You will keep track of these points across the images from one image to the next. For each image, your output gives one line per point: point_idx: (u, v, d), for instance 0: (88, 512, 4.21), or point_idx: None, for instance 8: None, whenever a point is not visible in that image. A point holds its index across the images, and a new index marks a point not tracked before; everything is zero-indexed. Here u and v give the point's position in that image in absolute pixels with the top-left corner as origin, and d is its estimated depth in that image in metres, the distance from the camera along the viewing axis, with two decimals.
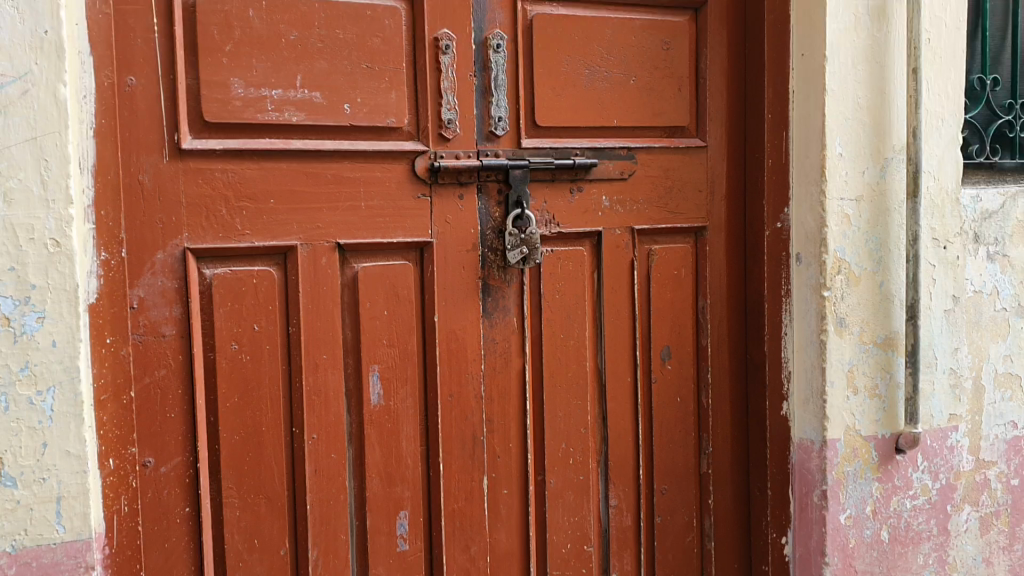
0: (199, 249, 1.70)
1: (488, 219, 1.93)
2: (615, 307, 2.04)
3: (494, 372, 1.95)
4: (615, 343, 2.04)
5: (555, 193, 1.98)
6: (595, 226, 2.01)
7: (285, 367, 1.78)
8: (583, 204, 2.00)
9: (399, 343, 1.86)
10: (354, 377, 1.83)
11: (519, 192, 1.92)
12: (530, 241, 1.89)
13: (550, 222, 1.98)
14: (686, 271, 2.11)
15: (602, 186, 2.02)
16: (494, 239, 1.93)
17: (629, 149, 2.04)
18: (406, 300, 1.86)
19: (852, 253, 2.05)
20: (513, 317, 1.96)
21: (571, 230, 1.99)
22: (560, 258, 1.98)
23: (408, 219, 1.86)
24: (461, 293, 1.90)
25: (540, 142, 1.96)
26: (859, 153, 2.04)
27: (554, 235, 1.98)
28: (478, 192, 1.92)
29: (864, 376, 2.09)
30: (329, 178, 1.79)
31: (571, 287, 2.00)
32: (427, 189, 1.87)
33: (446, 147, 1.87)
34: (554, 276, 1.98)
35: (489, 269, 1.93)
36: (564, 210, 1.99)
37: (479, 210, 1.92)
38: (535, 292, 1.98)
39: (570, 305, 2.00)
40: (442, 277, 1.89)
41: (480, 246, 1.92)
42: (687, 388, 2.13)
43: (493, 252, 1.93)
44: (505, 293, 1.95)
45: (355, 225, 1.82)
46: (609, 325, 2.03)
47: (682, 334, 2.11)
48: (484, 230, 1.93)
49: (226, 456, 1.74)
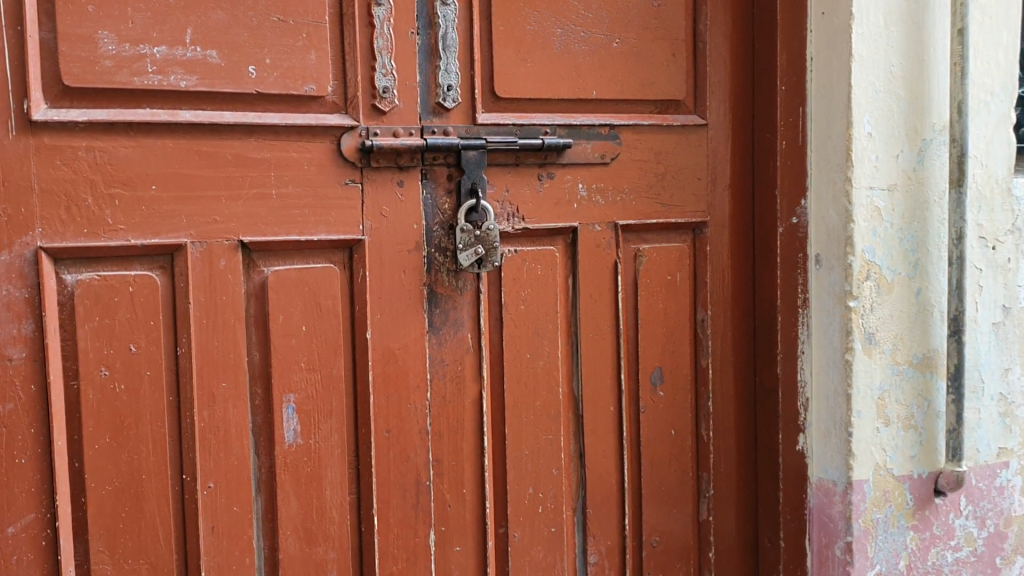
0: (56, 249, 1.33)
1: (436, 213, 1.56)
2: (595, 321, 1.66)
3: (444, 402, 1.58)
4: (595, 366, 1.67)
5: (520, 181, 1.60)
6: (570, 221, 1.63)
7: (173, 398, 1.41)
8: (554, 194, 1.62)
9: (321, 367, 1.49)
10: (263, 410, 1.47)
11: (475, 179, 1.55)
12: (490, 239, 1.54)
13: (513, 216, 1.59)
14: (683, 276, 1.74)
15: (579, 172, 1.64)
16: (444, 237, 1.56)
17: (611, 127, 1.66)
18: (330, 313, 1.49)
19: (883, 255, 1.67)
20: (467, 334, 1.58)
21: (539, 226, 1.61)
22: (527, 260, 1.60)
23: (332, 212, 1.48)
24: (400, 304, 1.53)
25: (502, 117, 1.58)
26: (892, 133, 1.67)
27: (519, 233, 1.60)
28: (423, 179, 1.54)
29: (898, 404, 1.71)
30: (230, 159, 1.42)
31: (540, 296, 1.62)
32: (357, 174, 1.50)
33: (382, 122, 1.50)
34: (518, 283, 1.60)
35: (437, 274, 1.56)
36: (531, 202, 1.60)
37: (424, 200, 1.54)
38: (495, 302, 1.60)
39: (539, 318, 1.62)
40: (376, 283, 1.51)
41: (426, 246, 1.55)
42: (683, 418, 1.76)
43: (442, 253, 1.56)
44: (457, 304, 1.57)
45: (263, 219, 1.44)
46: (586, 343, 1.65)
47: (677, 353, 1.74)
48: (431, 226, 1.55)
49: (94, 512, 1.37)
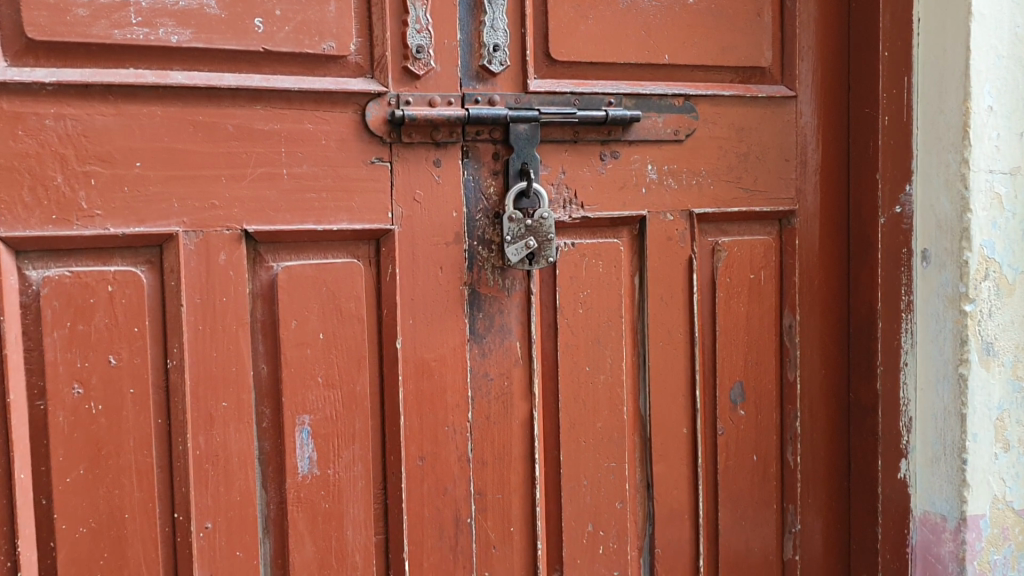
0: (17, 239, 1.08)
1: (479, 198, 1.30)
2: (664, 326, 1.40)
3: (488, 424, 1.32)
4: (664, 381, 1.41)
5: (578, 161, 1.34)
6: (637, 208, 1.38)
7: (162, 421, 1.16)
8: (619, 177, 1.36)
9: (340, 383, 1.23)
10: (272, 434, 1.21)
11: (526, 158, 1.30)
12: (543, 230, 1.27)
13: (570, 202, 1.33)
14: (767, 275, 1.48)
15: (648, 150, 1.38)
16: (489, 228, 1.30)
17: (685, 97, 1.40)
18: (352, 318, 1.23)
19: (1004, 249, 1.38)
20: (516, 342, 1.33)
21: (600, 215, 1.35)
22: (586, 255, 1.35)
23: (356, 196, 1.23)
24: (436, 307, 1.27)
25: (559, 84, 1.33)
26: (1017, 105, 1.37)
27: (577, 222, 1.34)
28: (464, 158, 1.28)
29: (1020, 426, 1.41)
30: (232, 131, 1.17)
31: (602, 298, 1.36)
32: (386, 150, 1.24)
33: (415, 89, 1.25)
34: (577, 282, 1.35)
35: (480, 272, 1.30)
36: (591, 186, 1.35)
37: (465, 184, 1.29)
38: (550, 304, 1.34)
39: (600, 324, 1.36)
40: (407, 282, 1.26)
41: (467, 238, 1.29)
42: (766, 442, 1.50)
43: (487, 247, 1.30)
44: (503, 307, 1.31)
45: (272, 204, 1.19)
46: (654, 354, 1.40)
47: (759, 365, 1.48)
48: (473, 214, 1.29)
49: (65, 561, 1.12)
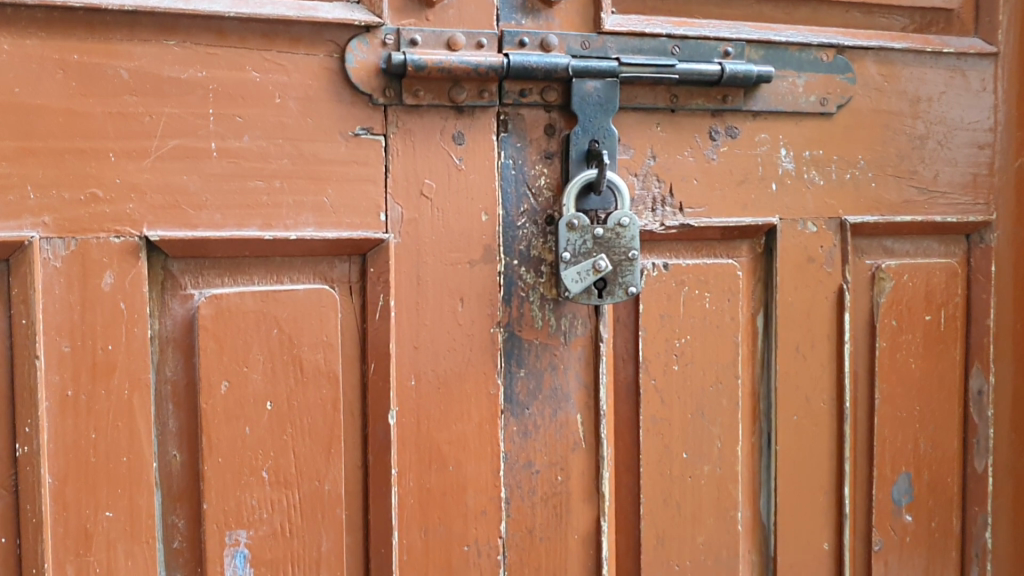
0: None
1: (523, 194, 0.84)
2: (796, 393, 0.94)
3: (532, 541, 0.86)
4: (797, 475, 0.95)
5: (676, 140, 0.88)
6: (762, 214, 0.91)
7: (8, 541, 0.72)
8: (737, 166, 0.90)
9: (298, 481, 0.78)
10: (188, 559, 0.77)
11: (596, 133, 0.83)
12: (622, 245, 0.82)
13: (663, 204, 0.88)
14: (950, 316, 1.00)
15: (781, 127, 0.92)
16: (537, 239, 0.84)
17: (838, 49, 0.93)
18: (320, 378, 0.78)
19: None
20: (575, 415, 0.86)
21: (709, 222, 0.89)
22: (686, 282, 0.89)
23: (330, 187, 0.78)
24: (453, 360, 0.82)
25: (647, 22, 0.86)
26: None
27: (672, 233, 0.88)
28: (500, 133, 0.83)
29: None
30: (127, 81, 0.73)
31: (707, 348, 0.90)
32: (377, 118, 0.79)
33: (425, 23, 0.79)
34: (671, 324, 0.89)
35: (521, 309, 0.84)
36: (695, 178, 0.89)
37: (502, 171, 0.83)
38: (631, 358, 0.88)
39: (703, 388, 0.90)
40: (404, 321, 0.80)
41: (502, 254, 0.83)
42: (941, 560, 1.02)
43: (535, 268, 0.84)
44: (558, 361, 0.85)
45: (192, 197, 0.75)
46: (784, 435, 0.94)
47: (937, 450, 1.00)
48: (513, 218, 0.83)
49: None
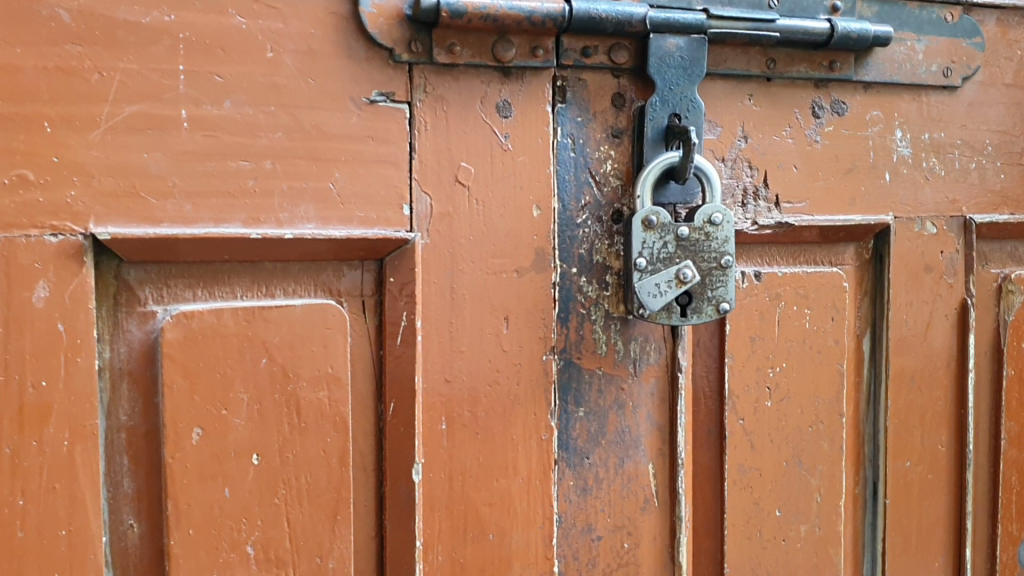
0: None
1: (584, 183, 0.65)
2: (910, 436, 0.76)
3: None
4: (910, 535, 0.76)
5: (772, 117, 0.70)
6: (874, 212, 0.73)
7: None
8: (844, 151, 0.72)
9: (294, 558, 0.60)
10: None
11: (678, 106, 0.65)
12: (712, 248, 0.64)
13: (754, 196, 0.70)
14: None
15: (896, 102, 0.73)
16: (601, 241, 0.66)
17: (964, 8, 0.74)
18: (323, 423, 0.59)
19: None
20: (646, 465, 0.68)
21: (811, 222, 0.71)
22: (783, 296, 0.71)
23: (337, 169, 0.59)
24: (492, 398, 0.63)
25: None
26: None
27: (765, 235, 0.70)
28: (557, 102, 0.64)
29: None
30: (68, 25, 0.54)
31: (805, 378, 0.72)
32: (399, 81, 0.60)
33: None
34: (763, 349, 0.70)
35: (580, 331, 0.66)
36: (795, 165, 0.71)
37: (559, 152, 0.64)
38: (713, 393, 0.70)
39: (801, 429, 0.72)
40: (430, 347, 0.61)
41: (558, 260, 0.65)
42: None
43: (598, 278, 0.66)
44: (625, 397, 0.67)
45: (157, 182, 0.56)
46: (895, 486, 0.76)
47: None
48: (572, 214, 0.65)
49: None
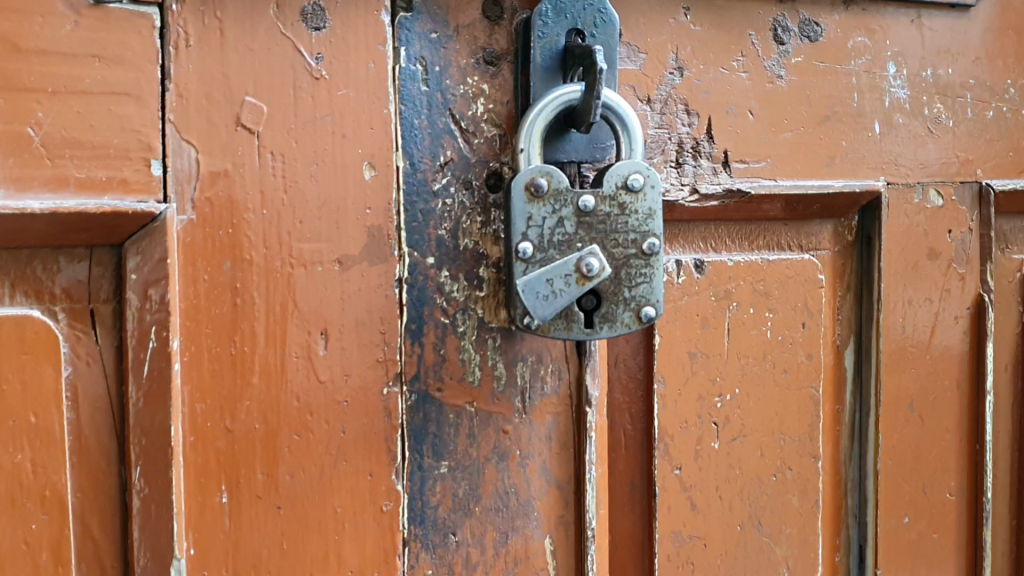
0: None
1: (444, 131, 0.44)
2: (908, 483, 0.56)
3: None
4: None
5: (717, 42, 0.49)
6: (859, 175, 0.53)
7: None
8: (818, 92, 0.51)
9: None
10: None
11: (582, 19, 0.44)
12: (629, 227, 0.44)
13: (694, 153, 0.49)
14: None
15: (889, 24, 0.53)
16: (470, 216, 0.45)
17: None
18: (23, 502, 0.39)
19: None
20: (540, 540, 0.47)
21: (775, 190, 0.50)
22: (735, 294, 0.50)
23: (39, 106, 0.38)
24: (299, 453, 0.42)
25: None
26: None
27: (708, 209, 0.50)
28: (398, 9, 0.43)
29: None
30: None
31: (767, 408, 0.51)
32: None
33: None
34: (709, 368, 0.50)
35: (441, 351, 0.45)
36: (750, 110, 0.50)
37: (402, 84, 0.43)
38: (642, 433, 0.50)
39: (761, 480, 0.52)
40: (200, 379, 0.41)
41: (404, 245, 0.44)
42: None
43: (466, 272, 0.45)
44: (509, 444, 0.46)
45: None
46: (888, 551, 0.56)
47: None
48: (425, 176, 0.44)
49: None
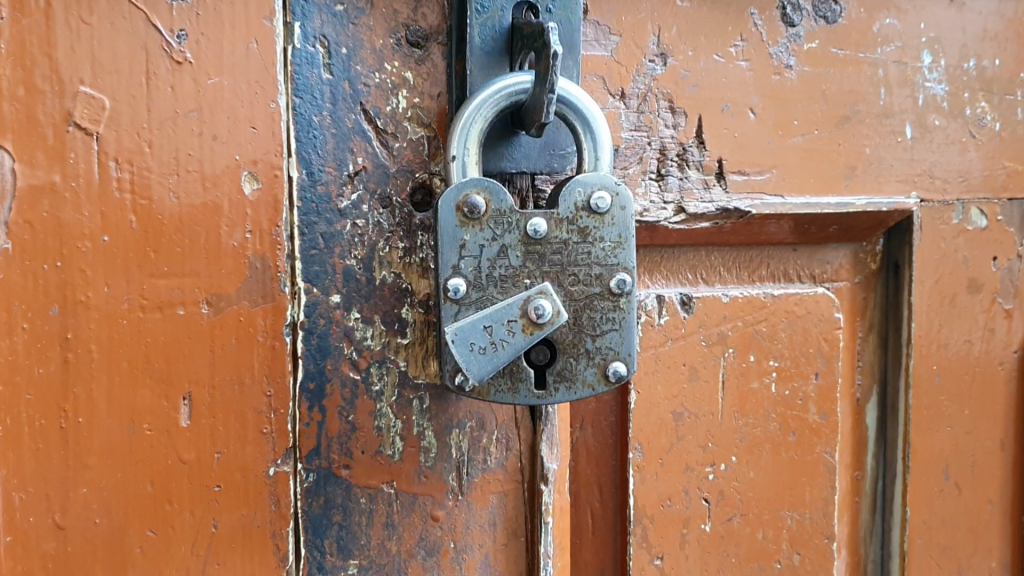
0: None
1: (353, 132, 0.34)
2: (940, 566, 0.46)
3: None
4: None
5: (709, 22, 0.39)
6: (885, 190, 0.43)
7: None
8: (834, 87, 0.41)
9: None
10: None
11: None
12: (592, 259, 0.33)
13: (678, 163, 0.39)
14: None
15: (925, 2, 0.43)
16: (389, 241, 0.35)
17: None
18: None
19: None
20: None
21: (780, 207, 0.40)
22: (731, 338, 0.40)
23: None
24: (156, 555, 0.33)
25: None
26: None
27: (695, 231, 0.40)
28: None
29: None
30: None
31: (770, 481, 0.41)
32: None
33: None
34: (697, 432, 0.40)
35: (349, 418, 0.35)
36: (751, 108, 0.40)
37: (297, 71, 0.33)
38: (614, 510, 0.40)
39: (762, 569, 0.42)
40: (18, 461, 0.31)
41: (298, 279, 0.33)
42: None
43: (384, 313, 0.35)
44: (441, 535, 0.36)
45: None
46: None
47: None
48: (328, 189, 0.34)
49: None
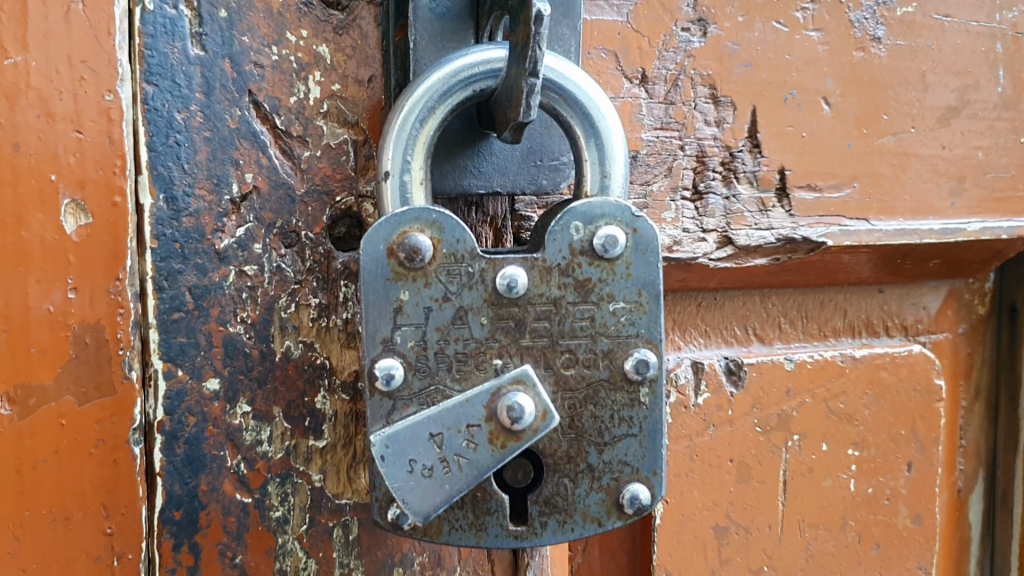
0: None
1: (238, 135, 0.22)
2: None
3: None
4: None
5: None
6: (1004, 209, 0.31)
7: None
8: (941, 66, 0.29)
9: None
10: None
11: None
12: (596, 328, 0.22)
13: (723, 174, 0.27)
14: None
15: None
16: (295, 296, 0.24)
17: None
18: None
19: None
20: None
21: (866, 235, 0.29)
22: (795, 420, 0.29)
23: None
24: None
25: None
26: None
27: (745, 269, 0.28)
28: None
29: None
30: None
31: None
32: None
33: None
34: (748, 553, 0.29)
35: (237, 560, 0.24)
36: (825, 97, 0.28)
37: (149, 41, 0.21)
38: None
39: None
40: None
41: (155, 359, 0.22)
42: None
43: (289, 404, 0.24)
44: None
45: None
46: None
47: None
48: (200, 221, 0.22)
49: None
